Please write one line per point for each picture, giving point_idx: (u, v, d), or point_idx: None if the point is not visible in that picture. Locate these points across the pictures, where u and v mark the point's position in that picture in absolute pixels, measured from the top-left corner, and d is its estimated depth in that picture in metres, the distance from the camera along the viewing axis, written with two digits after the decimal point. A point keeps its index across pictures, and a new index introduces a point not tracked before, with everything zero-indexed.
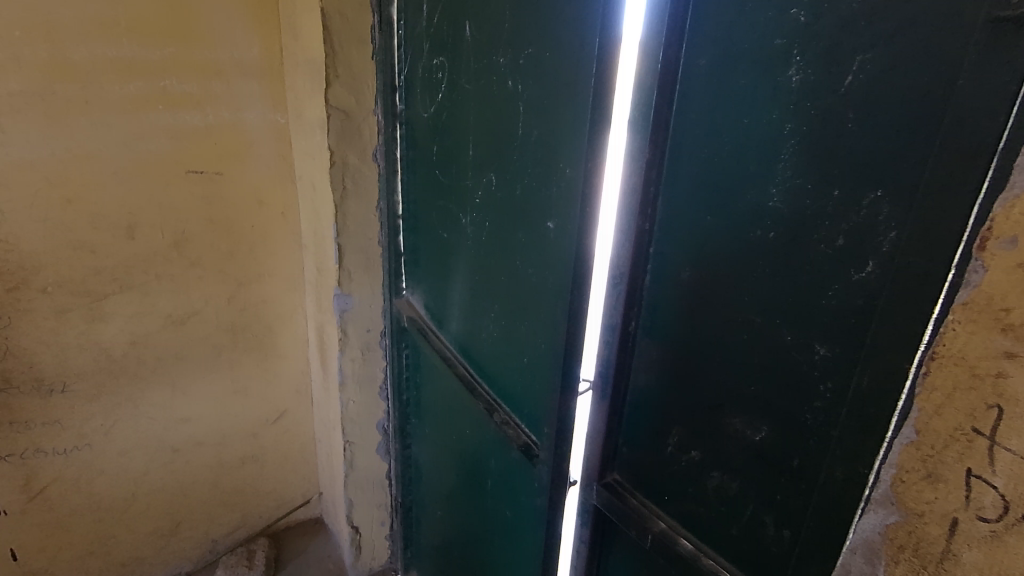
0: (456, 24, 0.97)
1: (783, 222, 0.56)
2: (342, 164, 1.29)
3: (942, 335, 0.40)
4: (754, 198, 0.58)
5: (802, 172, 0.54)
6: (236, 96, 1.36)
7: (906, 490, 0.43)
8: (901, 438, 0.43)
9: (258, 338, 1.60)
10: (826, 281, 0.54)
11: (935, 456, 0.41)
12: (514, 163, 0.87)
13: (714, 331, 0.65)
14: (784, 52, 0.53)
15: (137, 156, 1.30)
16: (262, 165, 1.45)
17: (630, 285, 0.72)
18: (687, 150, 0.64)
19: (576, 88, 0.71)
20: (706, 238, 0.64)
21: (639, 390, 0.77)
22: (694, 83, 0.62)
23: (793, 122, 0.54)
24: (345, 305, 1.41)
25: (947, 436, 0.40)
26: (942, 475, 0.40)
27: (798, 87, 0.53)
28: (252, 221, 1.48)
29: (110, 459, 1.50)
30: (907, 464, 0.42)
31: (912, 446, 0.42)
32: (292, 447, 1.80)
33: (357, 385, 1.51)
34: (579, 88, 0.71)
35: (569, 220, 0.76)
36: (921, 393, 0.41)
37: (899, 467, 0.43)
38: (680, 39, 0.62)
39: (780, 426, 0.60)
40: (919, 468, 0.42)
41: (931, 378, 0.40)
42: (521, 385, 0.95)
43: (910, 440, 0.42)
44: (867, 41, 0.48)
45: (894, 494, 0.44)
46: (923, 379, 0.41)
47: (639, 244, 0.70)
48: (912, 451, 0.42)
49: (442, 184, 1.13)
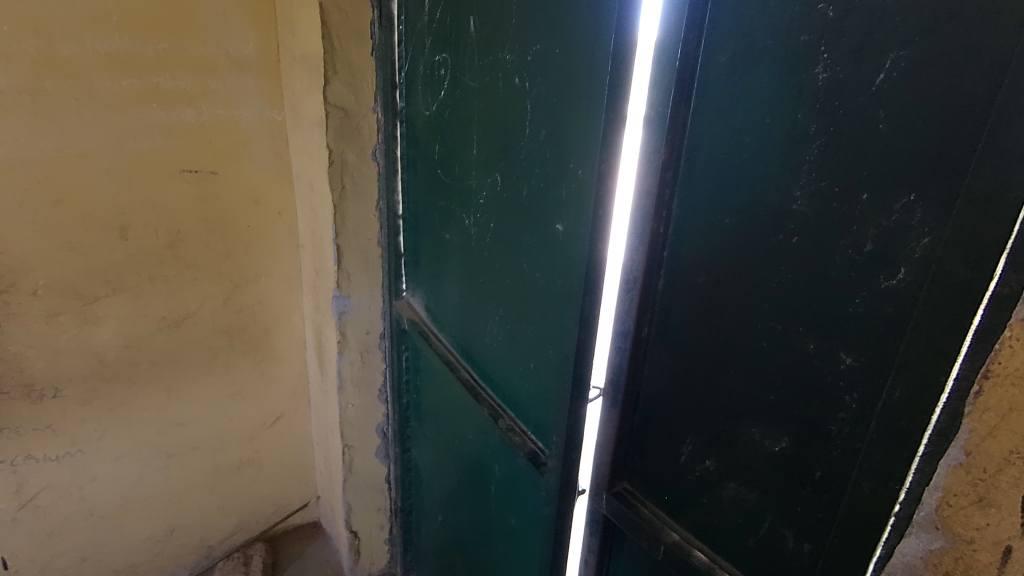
0: (460, 20, 0.95)
1: (807, 226, 0.54)
2: (341, 162, 1.25)
3: (996, 354, 0.41)
4: (776, 201, 0.56)
5: (827, 175, 0.52)
6: (232, 92, 1.33)
7: (954, 514, 0.45)
8: (948, 460, 0.45)
9: (255, 340, 1.57)
10: (852, 289, 0.52)
11: (986, 480, 0.42)
12: (520, 163, 0.85)
13: (732, 337, 0.63)
14: (810, 49, 0.51)
15: (130, 155, 1.26)
16: (258, 163, 1.42)
17: (643, 289, 0.70)
18: (703, 151, 0.62)
19: (588, 84, 0.68)
20: (724, 242, 0.62)
21: (651, 397, 0.74)
22: (714, 81, 0.59)
23: (819, 122, 0.52)
24: (344, 307, 1.38)
25: (1000, 460, 0.41)
26: (994, 500, 0.41)
27: (825, 86, 0.51)
28: (250, 221, 1.45)
29: (104, 465, 1.47)
30: (955, 487, 0.44)
31: (960, 469, 0.44)
32: (288, 451, 1.77)
33: (356, 388, 1.48)
34: (592, 85, 0.68)
35: (579, 223, 0.73)
36: (970, 414, 0.43)
37: (947, 490, 0.45)
38: (698, 35, 0.59)
39: (801, 437, 0.58)
40: (969, 493, 0.43)
41: (985, 397, 0.42)
42: (528, 390, 0.93)
43: (959, 463, 0.44)
44: (902, 36, 0.46)
45: (940, 518, 0.46)
46: (974, 401, 0.42)
47: (652, 247, 0.68)
48: (960, 474, 0.44)
49: (444, 184, 1.10)
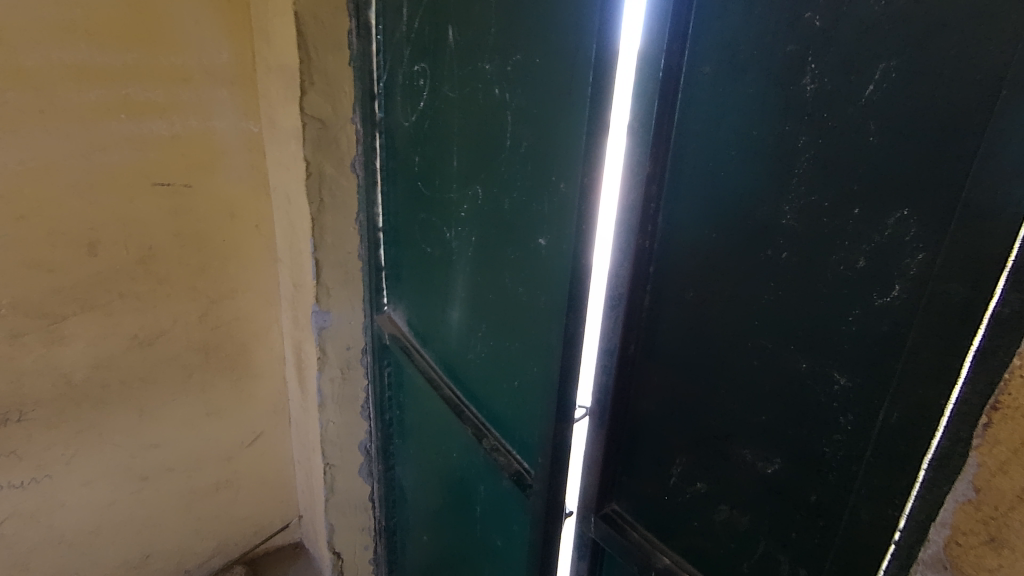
0: (438, 29, 0.93)
1: (797, 241, 0.53)
2: (319, 175, 1.22)
3: (1008, 383, 0.38)
4: (764, 215, 0.55)
5: (818, 188, 0.50)
6: (206, 103, 1.29)
7: (963, 554, 0.41)
8: (956, 497, 0.41)
9: (232, 357, 1.53)
10: (844, 307, 0.50)
11: (997, 517, 0.38)
12: (502, 176, 0.82)
13: (722, 355, 0.61)
14: (797, 59, 0.50)
15: (98, 168, 1.22)
16: (234, 175, 1.38)
17: (629, 306, 0.68)
18: (690, 162, 0.60)
19: (569, 95, 0.66)
20: (711, 258, 0.60)
21: (639, 417, 0.72)
22: (698, 91, 0.58)
23: (807, 134, 0.50)
24: (323, 322, 1.34)
25: (1013, 497, 0.37)
26: (1007, 540, 0.38)
27: (813, 96, 0.49)
28: (226, 235, 1.41)
29: (73, 490, 1.41)
30: (964, 526, 0.41)
31: (969, 505, 0.40)
32: (267, 470, 1.71)
33: (337, 405, 1.44)
34: (573, 95, 0.66)
35: (562, 237, 0.70)
36: (980, 448, 0.39)
37: (955, 529, 0.41)
38: (681, 44, 0.57)
39: (794, 459, 0.56)
40: (979, 531, 0.40)
41: (996, 430, 0.38)
42: (512, 408, 0.90)
43: (967, 499, 0.40)
44: (893, 45, 0.44)
45: (948, 557, 0.42)
46: (982, 432, 0.39)
47: (638, 262, 0.66)
48: (968, 511, 0.40)
49: (424, 196, 1.07)
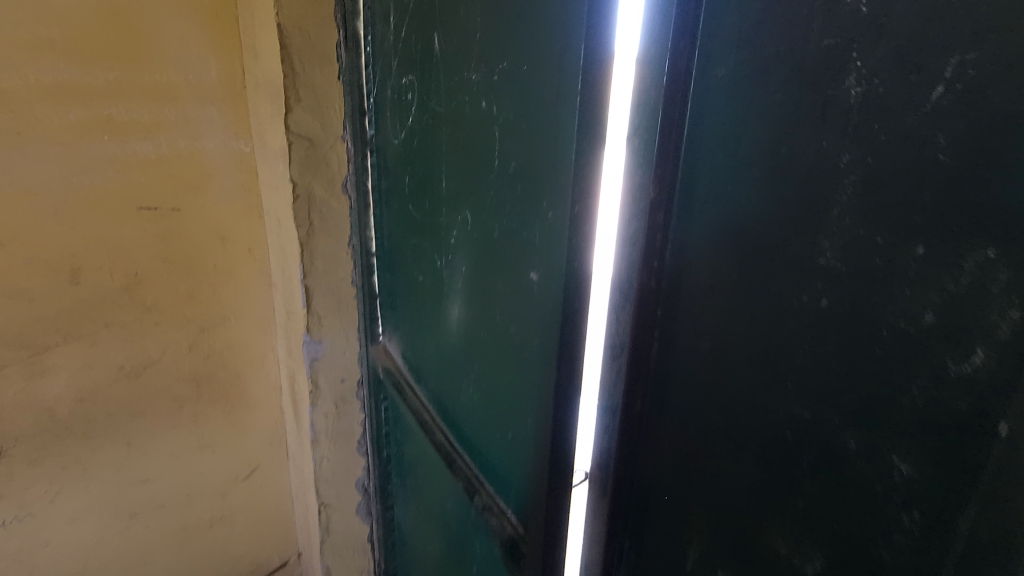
0: (424, 36, 0.84)
1: (840, 287, 0.42)
2: (307, 197, 1.13)
3: None
4: (797, 251, 0.44)
5: (866, 220, 0.39)
6: (194, 122, 1.23)
7: None
8: None
9: (226, 388, 1.45)
10: (903, 374, 0.39)
11: None
12: (491, 201, 0.72)
13: (745, 422, 0.50)
14: (837, 54, 0.39)
15: (80, 192, 1.16)
16: (224, 198, 1.31)
17: (635, 355, 0.57)
18: (703, 185, 0.50)
19: (555, 108, 0.56)
20: (732, 301, 0.49)
21: (649, 486, 0.61)
22: (711, 99, 0.48)
23: (852, 151, 0.39)
24: (315, 353, 1.25)
25: None
26: None
27: (859, 102, 0.38)
28: (218, 261, 1.34)
29: (58, 528, 1.34)
30: None
31: None
32: (264, 505, 1.63)
33: (332, 441, 1.35)
34: (561, 107, 0.55)
35: (552, 274, 0.59)
36: None
37: None
38: (691, 41, 0.48)
39: (840, 560, 0.44)
40: None
41: None
42: (506, 462, 0.79)
43: None
44: (971, 30, 0.33)
45: None
46: None
47: (643, 305, 0.55)
48: None
49: (415, 220, 0.98)
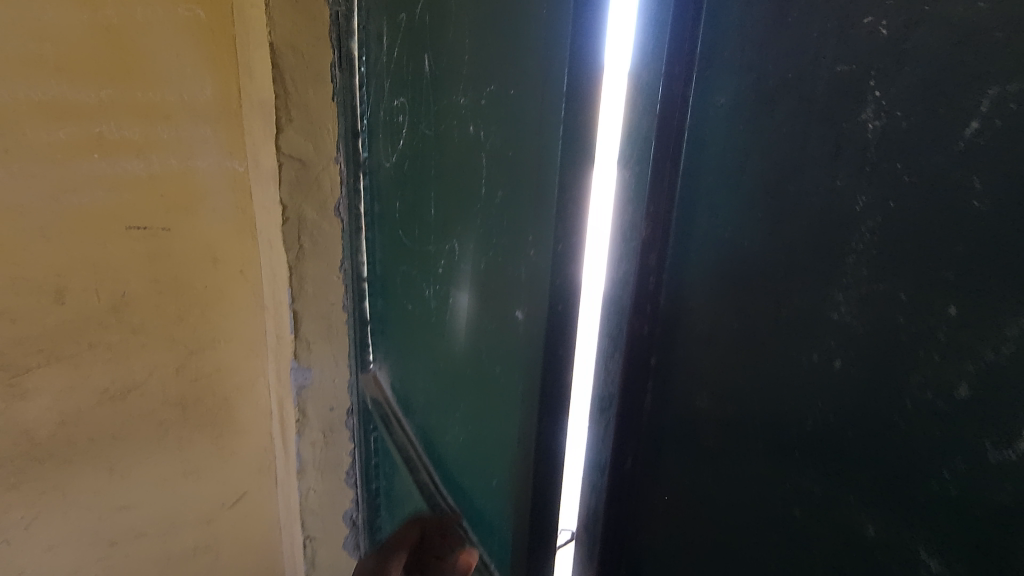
0: (415, 57, 0.80)
1: (857, 348, 0.37)
2: (297, 219, 1.08)
3: None
4: (807, 302, 0.39)
5: (888, 273, 0.34)
6: (187, 141, 1.20)
7: None
8: None
9: (214, 412, 1.40)
10: (933, 453, 0.34)
11: None
12: (478, 232, 0.68)
13: (749, 490, 0.45)
14: (852, 84, 0.35)
15: (68, 211, 1.13)
16: (216, 218, 1.27)
17: (626, 408, 0.52)
18: (700, 224, 0.46)
19: (535, 138, 0.51)
20: (734, 354, 0.45)
21: (641, 550, 0.56)
22: (710, 130, 0.44)
23: (869, 194, 0.35)
24: (303, 380, 1.20)
25: None
26: None
27: (877, 137, 0.34)
28: (208, 282, 1.30)
29: (34, 556, 1.30)
30: None
31: None
32: (250, 535, 1.56)
33: (319, 472, 1.30)
34: (544, 135, 0.48)
35: (530, 322, 0.53)
36: None
37: None
38: (687, 68, 0.45)
39: None
40: None
41: None
42: (491, 513, 0.73)
43: None
44: (1008, 57, 0.28)
45: None
46: None
47: (633, 353, 0.51)
48: None
49: (406, 247, 0.94)
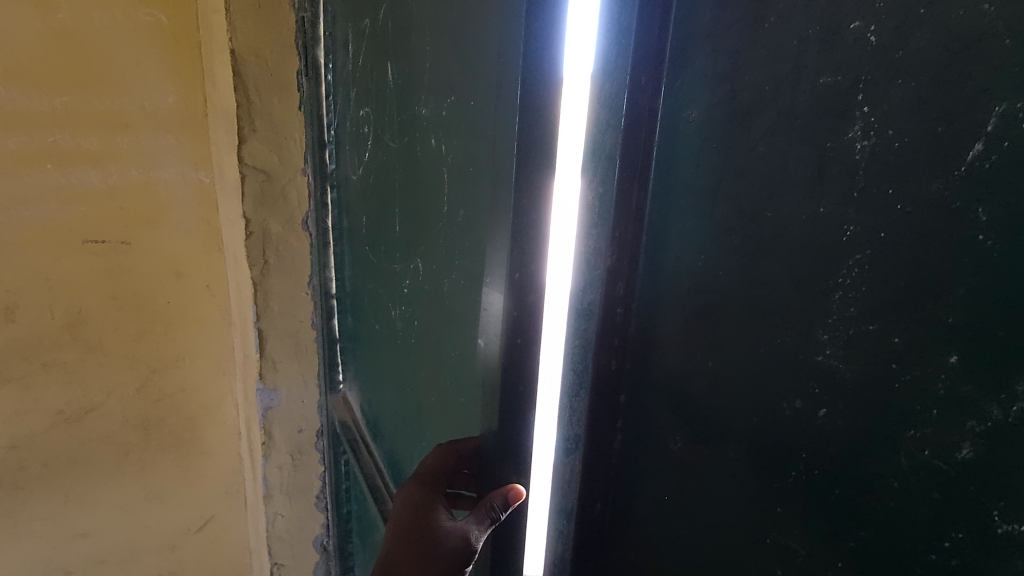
0: (378, 65, 0.76)
1: (844, 396, 0.33)
2: (262, 233, 1.01)
3: None
4: (789, 342, 0.35)
5: (877, 314, 0.31)
6: (149, 151, 1.09)
7: None
8: None
9: (178, 435, 1.26)
10: (930, 519, 0.30)
11: None
12: (440, 252, 0.63)
13: (727, 546, 0.41)
14: (834, 98, 0.32)
15: (18, 226, 1.03)
16: (181, 233, 1.16)
17: (593, 444, 0.49)
18: (671, 250, 0.42)
19: (488, 153, 0.48)
20: (707, 394, 0.41)
21: None
22: (680, 146, 0.41)
23: (856, 223, 0.31)
24: (269, 402, 1.12)
25: None
26: None
27: (865, 159, 0.30)
28: (173, 300, 1.19)
29: None
30: None
31: None
32: (213, 572, 1.39)
33: (287, 497, 1.22)
34: (497, 146, 0.43)
35: (488, 359, 0.46)
36: None
37: None
38: (654, 77, 0.42)
39: None
40: None
41: None
42: None
43: None
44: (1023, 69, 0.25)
45: None
46: None
47: (602, 388, 0.47)
48: None
49: (373, 264, 0.89)
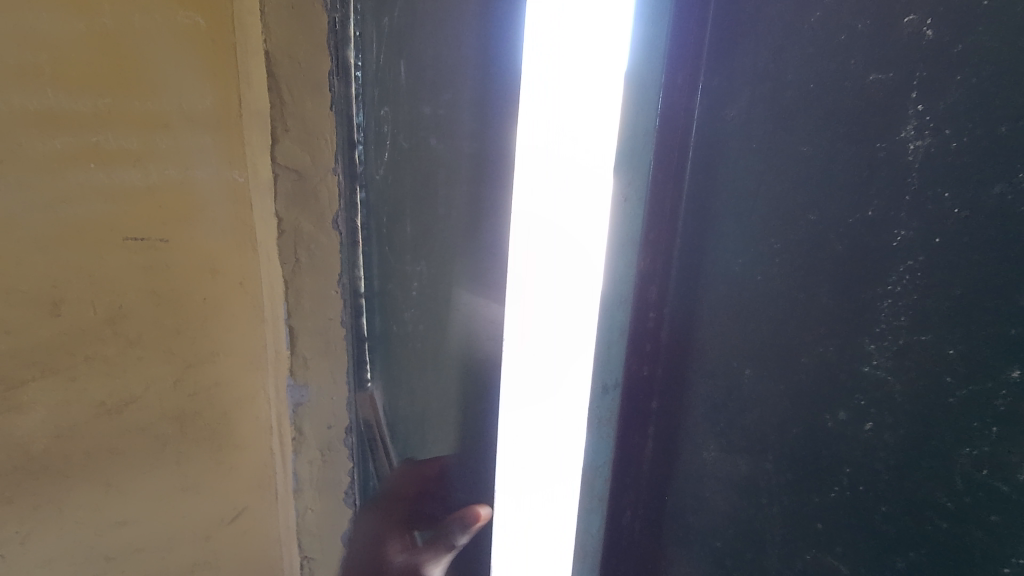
0: None
1: (897, 411, 0.35)
2: (294, 232, 0.96)
3: None
4: (827, 346, 0.37)
5: (931, 324, 0.33)
6: (184, 151, 0.96)
7: None
8: None
9: (211, 431, 1.08)
10: (952, 532, 0.33)
11: None
12: (440, 254, 0.62)
13: (766, 551, 0.42)
14: (888, 98, 0.33)
15: (63, 224, 0.88)
16: (215, 232, 1.01)
17: (627, 454, 0.48)
18: (709, 254, 0.43)
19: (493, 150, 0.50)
20: (742, 391, 0.42)
21: None
22: (718, 151, 0.42)
23: (913, 225, 0.33)
24: (299, 397, 1.04)
25: None
26: None
27: (919, 159, 0.33)
28: (196, 300, 1.01)
29: None
30: None
31: None
32: None
33: (318, 492, 1.10)
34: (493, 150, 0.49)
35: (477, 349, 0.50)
36: None
37: None
38: (692, 75, 0.42)
39: None
40: None
41: None
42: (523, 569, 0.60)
43: None
44: None
45: None
46: None
47: (634, 394, 0.47)
48: None
49: (391, 264, 0.88)
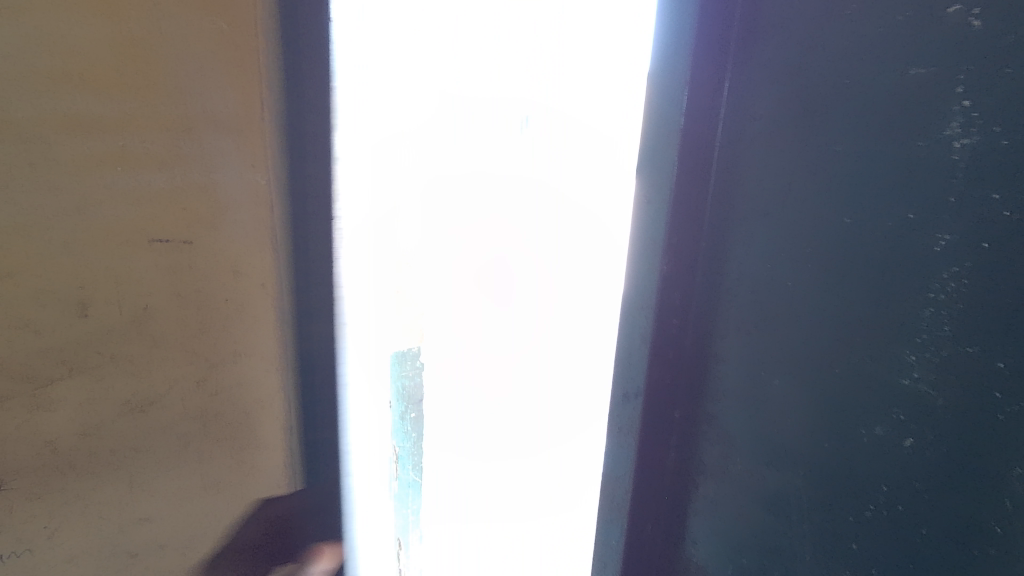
0: None
1: (941, 428, 0.33)
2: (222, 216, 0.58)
3: None
4: (860, 358, 0.36)
5: (977, 337, 0.31)
6: (192, 153, 0.54)
7: None
8: None
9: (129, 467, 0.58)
10: (1002, 559, 0.32)
11: None
12: None
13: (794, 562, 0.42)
14: (932, 93, 0.32)
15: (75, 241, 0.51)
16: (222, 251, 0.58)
17: (650, 463, 0.48)
18: (736, 259, 0.42)
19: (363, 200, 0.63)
20: (771, 398, 0.41)
21: None
22: (744, 155, 0.41)
23: (957, 231, 0.31)
24: None
25: None
26: None
27: (966, 158, 0.31)
28: (214, 304, 0.59)
29: None
30: None
31: None
32: None
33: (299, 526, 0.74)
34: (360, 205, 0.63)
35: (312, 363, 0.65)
36: None
37: None
38: (717, 75, 0.41)
39: None
40: None
41: None
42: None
43: None
44: None
45: None
46: None
47: (659, 402, 0.46)
48: None
49: None
